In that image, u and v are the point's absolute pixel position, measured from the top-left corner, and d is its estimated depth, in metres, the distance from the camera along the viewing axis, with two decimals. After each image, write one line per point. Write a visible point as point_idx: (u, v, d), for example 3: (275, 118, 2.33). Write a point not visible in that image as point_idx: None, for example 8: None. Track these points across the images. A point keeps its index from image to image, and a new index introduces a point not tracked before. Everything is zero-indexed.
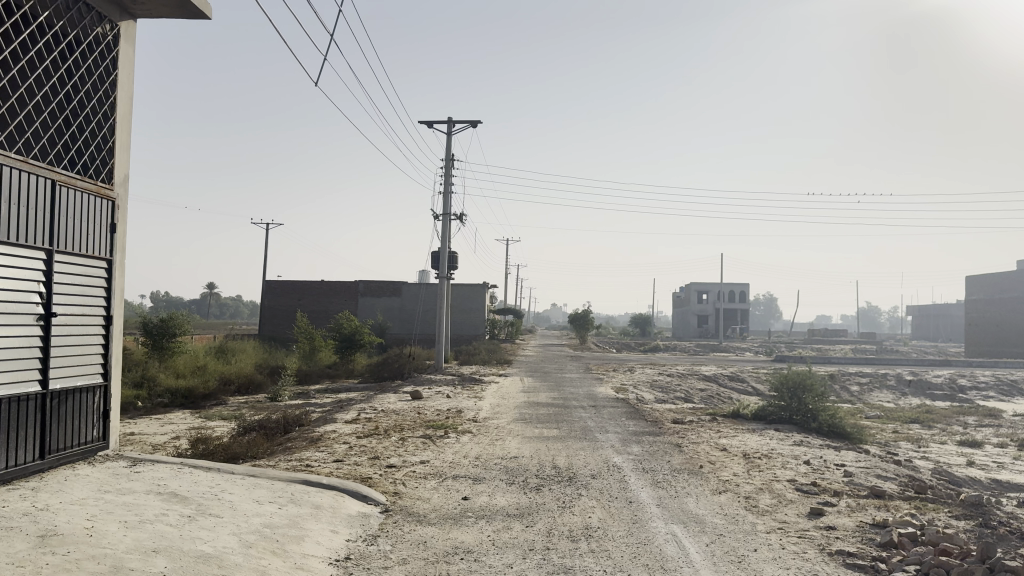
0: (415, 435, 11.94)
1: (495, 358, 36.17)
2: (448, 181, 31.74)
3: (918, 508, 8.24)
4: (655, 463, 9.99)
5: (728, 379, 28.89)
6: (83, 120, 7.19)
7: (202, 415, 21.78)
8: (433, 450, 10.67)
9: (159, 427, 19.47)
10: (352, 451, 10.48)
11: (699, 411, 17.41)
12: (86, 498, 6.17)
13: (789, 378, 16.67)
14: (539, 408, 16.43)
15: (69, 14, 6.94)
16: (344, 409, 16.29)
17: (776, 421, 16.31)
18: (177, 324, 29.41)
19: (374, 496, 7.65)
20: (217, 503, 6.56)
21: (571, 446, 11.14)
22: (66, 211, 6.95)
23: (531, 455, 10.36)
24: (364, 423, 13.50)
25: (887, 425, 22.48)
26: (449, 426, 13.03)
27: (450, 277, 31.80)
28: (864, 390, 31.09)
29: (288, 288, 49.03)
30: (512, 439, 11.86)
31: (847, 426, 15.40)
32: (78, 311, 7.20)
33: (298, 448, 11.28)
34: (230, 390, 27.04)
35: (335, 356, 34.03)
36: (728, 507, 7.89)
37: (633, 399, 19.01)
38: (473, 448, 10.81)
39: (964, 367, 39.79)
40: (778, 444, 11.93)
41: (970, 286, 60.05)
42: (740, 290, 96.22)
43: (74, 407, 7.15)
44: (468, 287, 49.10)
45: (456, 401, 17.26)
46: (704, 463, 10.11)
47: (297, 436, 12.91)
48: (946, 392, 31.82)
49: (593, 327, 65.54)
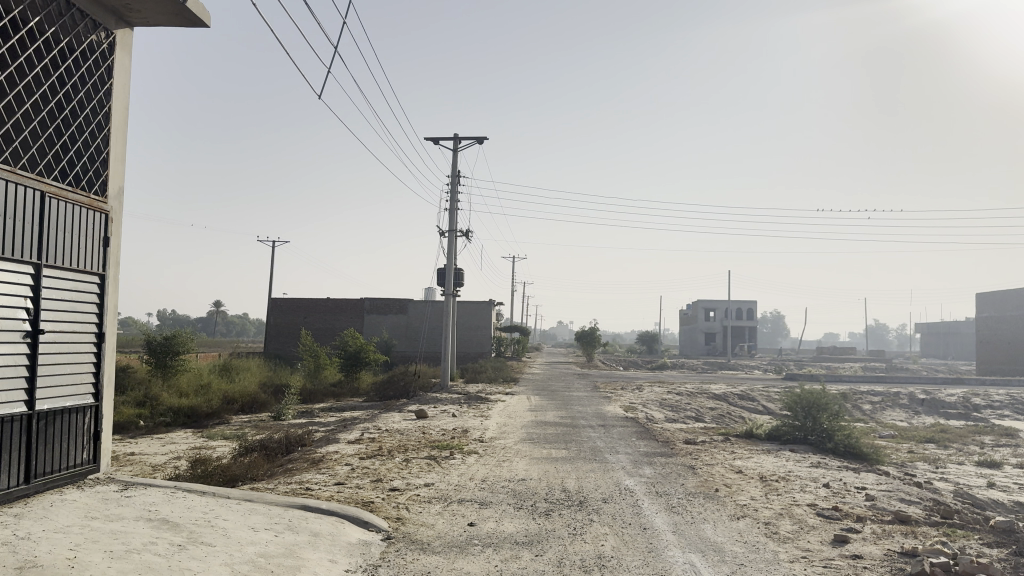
0: (419, 456, 11.59)
1: (501, 376, 35.75)
2: (454, 198, 31.55)
3: (948, 535, 7.84)
4: (668, 486, 9.61)
5: (738, 398, 28.42)
6: (75, 131, 6.92)
7: (204, 434, 21.48)
8: (438, 472, 10.32)
9: (159, 447, 19.16)
10: (354, 473, 10.13)
11: (711, 431, 16.98)
12: (71, 526, 5.84)
13: (803, 398, 16.26)
14: (546, 427, 16.04)
15: (61, 20, 6.69)
16: (347, 429, 15.93)
17: (791, 442, 15.88)
18: (181, 342, 29.18)
19: (376, 522, 7.30)
20: (210, 530, 6.23)
21: (580, 468, 10.76)
22: (55, 225, 6.67)
23: (539, 478, 9.99)
24: (367, 444, 13.15)
25: (902, 445, 21.95)
26: (454, 446, 12.67)
27: (455, 294, 31.49)
28: (876, 409, 30.54)
29: (293, 306, 48.83)
30: (520, 460, 11.49)
31: (864, 447, 14.96)
32: (67, 328, 6.90)
33: (298, 470, 10.94)
34: (233, 409, 26.74)
35: (340, 374, 33.70)
36: (748, 534, 7.51)
37: (643, 418, 18.58)
38: (479, 471, 10.45)
39: (977, 385, 39.13)
40: (795, 465, 11.53)
41: (980, 303, 59.39)
42: (748, 307, 95.67)
43: (62, 428, 6.84)
44: (473, 305, 48.82)
45: (462, 420, 16.88)
46: (719, 486, 9.73)
47: (298, 457, 12.56)
48: (960, 411, 31.22)
49: (600, 344, 65.04)
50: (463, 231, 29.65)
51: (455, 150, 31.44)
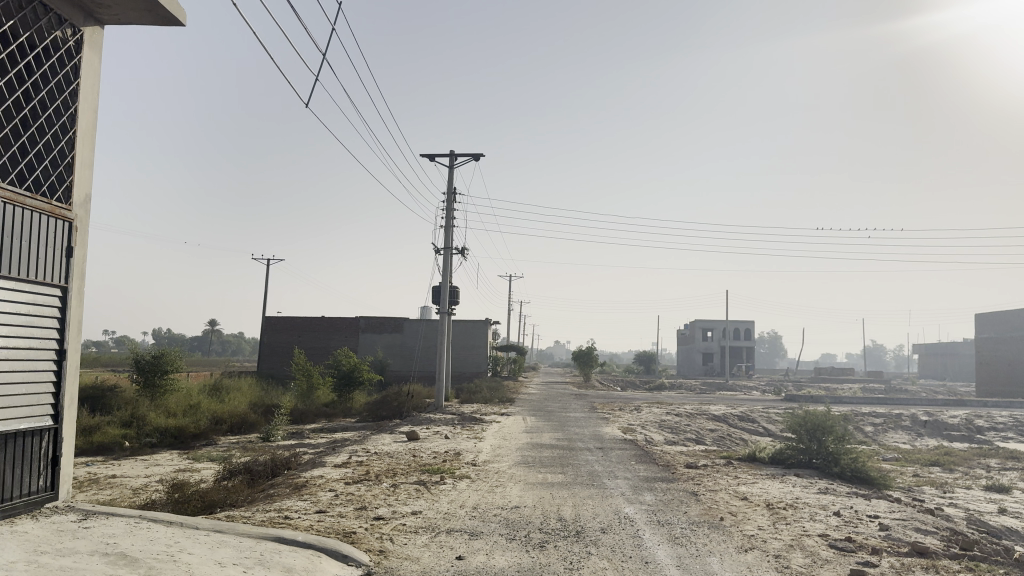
0: (408, 481, 11.01)
1: (497, 396, 35.13)
2: (450, 215, 31.15)
3: (971, 569, 7.32)
4: (669, 515, 9.06)
5: (739, 419, 27.86)
6: (35, 132, 6.45)
7: (190, 456, 20.85)
8: (427, 499, 9.75)
9: (143, 470, 18.59)
10: (336, 500, 9.57)
11: (712, 454, 16.42)
12: (17, 562, 5.30)
13: (808, 420, 15.71)
14: (542, 450, 15.47)
15: (21, 13, 6.24)
16: (336, 452, 15.36)
17: (796, 466, 15.32)
18: (169, 361, 28.63)
19: (355, 555, 6.76)
20: (172, 566, 5.69)
21: (577, 495, 10.21)
22: (10, 232, 6.17)
23: (534, 505, 9.44)
24: (354, 468, 12.57)
25: (907, 468, 21.38)
26: (445, 470, 12.12)
27: (450, 312, 30.96)
28: (879, 431, 29.97)
29: (288, 324, 48.28)
30: (514, 486, 10.94)
31: (872, 471, 14.41)
32: (22, 344, 6.38)
33: (280, 496, 10.38)
34: (221, 430, 26.12)
35: (333, 395, 33.09)
36: (757, 568, 6.97)
37: (643, 440, 18.01)
38: (471, 497, 9.90)
39: (980, 407, 38.55)
40: (803, 492, 10.97)
41: (980, 324, 58.93)
42: (746, 327, 95.34)
43: (17, 452, 6.31)
44: (470, 324, 48.29)
45: (455, 442, 16.31)
46: (724, 515, 9.19)
47: (280, 482, 11.99)
48: (963, 433, 30.64)
49: (597, 365, 64.44)
50: (458, 248, 29.23)
51: (451, 167, 31.10)
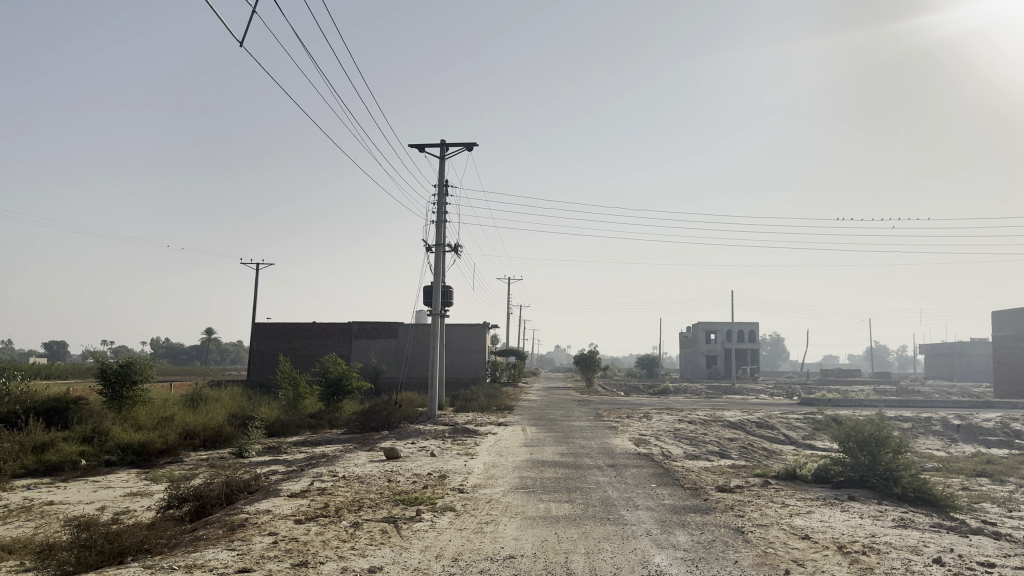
0: (374, 518, 8.68)
1: (495, 404, 32.76)
2: (440, 209, 28.84)
3: None
4: (716, 569, 6.71)
5: (758, 426, 25.38)
6: None
7: (148, 476, 18.50)
8: (393, 547, 7.40)
9: (89, 493, 16.33)
10: (272, 552, 7.21)
11: (742, 471, 14.05)
12: None
13: (856, 431, 13.31)
14: (544, 469, 13.07)
15: None
16: (300, 475, 12.99)
17: (844, 484, 12.92)
18: (138, 370, 26.21)
19: None
20: None
21: (590, 536, 7.87)
22: None
23: (533, 555, 7.09)
24: (312, 499, 10.21)
25: (954, 481, 18.92)
26: (425, 501, 9.78)
27: (443, 314, 28.47)
28: (909, 437, 27.54)
29: (277, 331, 46.12)
30: (508, 522, 8.59)
31: (937, 492, 12.02)
32: None
33: (205, 542, 8.02)
34: (192, 445, 23.75)
35: (319, 405, 30.66)
36: None
37: (659, 454, 15.64)
38: (451, 543, 7.56)
39: (1011, 409, 36.02)
40: (877, 526, 8.64)
41: (996, 320, 56.56)
42: (751, 329, 93.09)
43: None
44: (466, 328, 45.99)
45: (444, 460, 13.94)
46: (789, 566, 6.85)
47: (220, 518, 9.65)
48: (1000, 438, 28.20)
49: (600, 367, 61.93)
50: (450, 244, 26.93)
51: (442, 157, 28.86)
